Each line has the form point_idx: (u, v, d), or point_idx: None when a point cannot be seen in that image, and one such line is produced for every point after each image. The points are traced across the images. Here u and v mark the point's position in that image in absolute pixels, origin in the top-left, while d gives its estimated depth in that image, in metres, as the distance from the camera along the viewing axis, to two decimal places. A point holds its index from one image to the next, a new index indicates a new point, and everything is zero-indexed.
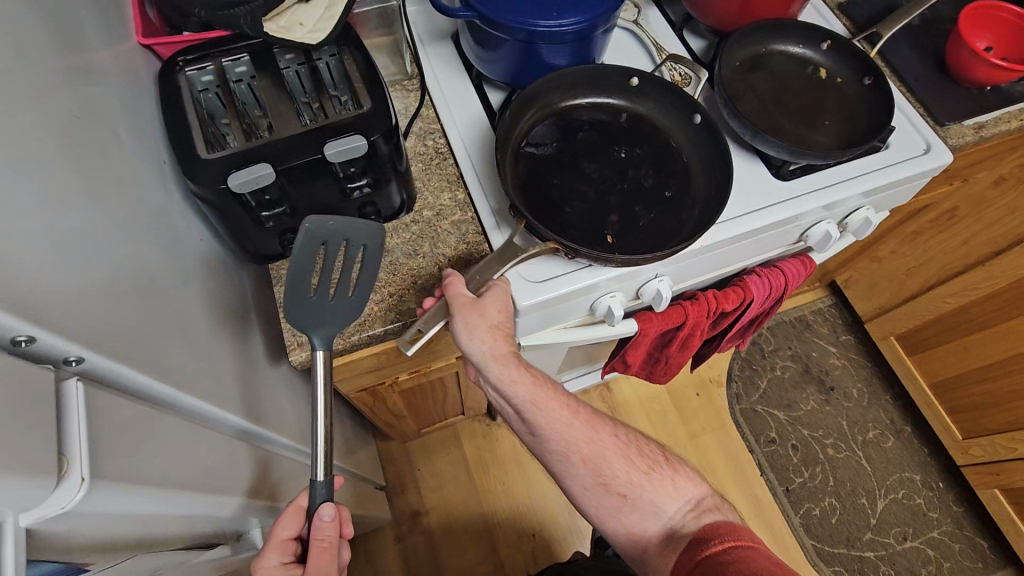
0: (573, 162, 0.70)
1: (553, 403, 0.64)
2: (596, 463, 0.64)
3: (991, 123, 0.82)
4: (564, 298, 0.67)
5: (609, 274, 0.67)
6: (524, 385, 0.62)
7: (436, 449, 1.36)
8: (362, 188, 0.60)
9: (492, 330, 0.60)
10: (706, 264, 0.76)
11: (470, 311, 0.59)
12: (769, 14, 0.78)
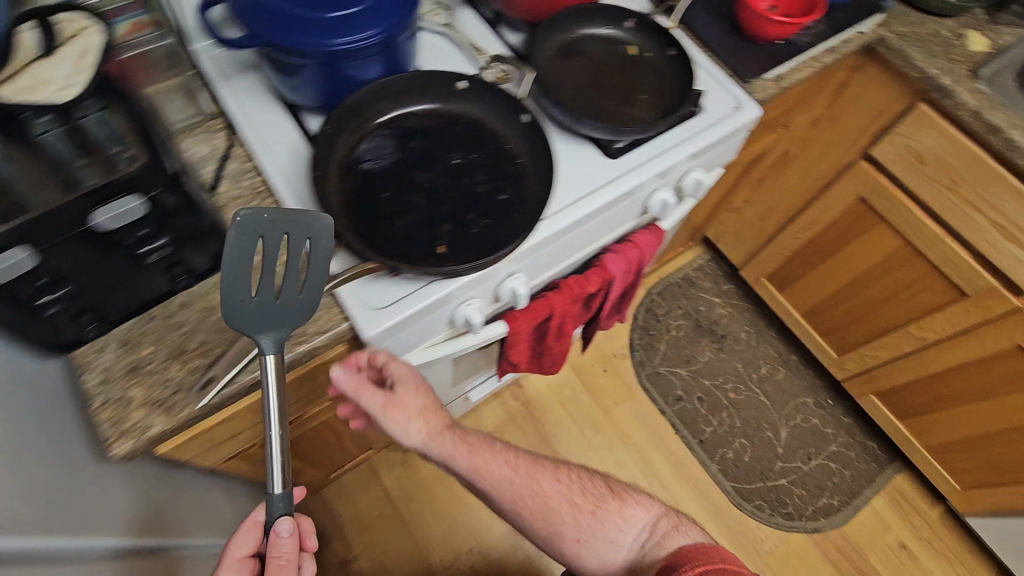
0: (401, 176, 0.68)
1: (497, 465, 0.68)
2: (545, 514, 0.67)
3: (787, 74, 0.89)
4: (415, 318, 0.64)
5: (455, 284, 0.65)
6: (461, 454, 0.68)
7: (356, 489, 1.31)
8: (161, 250, 0.55)
9: (417, 414, 0.67)
10: (558, 253, 0.77)
11: (392, 404, 0.65)
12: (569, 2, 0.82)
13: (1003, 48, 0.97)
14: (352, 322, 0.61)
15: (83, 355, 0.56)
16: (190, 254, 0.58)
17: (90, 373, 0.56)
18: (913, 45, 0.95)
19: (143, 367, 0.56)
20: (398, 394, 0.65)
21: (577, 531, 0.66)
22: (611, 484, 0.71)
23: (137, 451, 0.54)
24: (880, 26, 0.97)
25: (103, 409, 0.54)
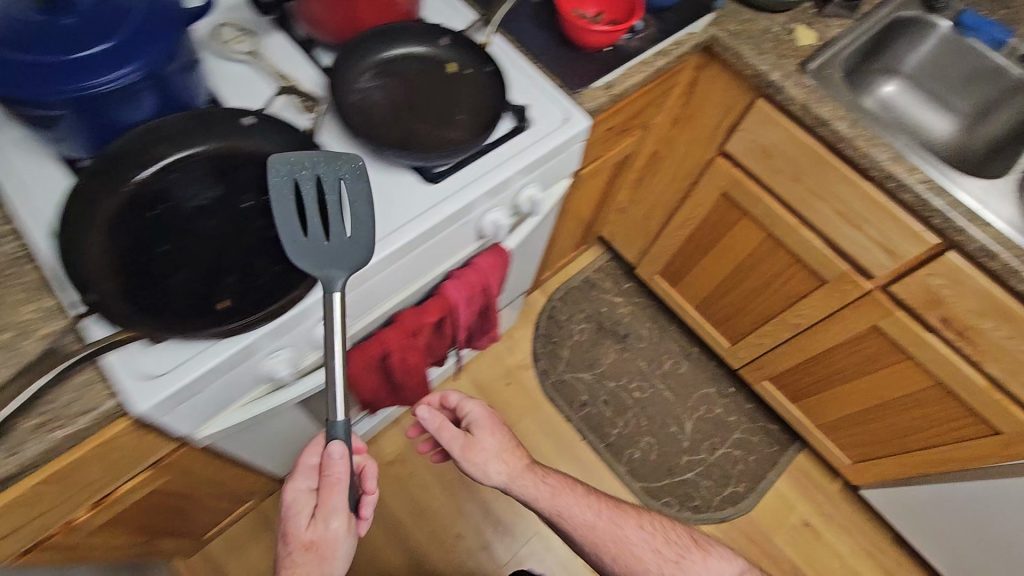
0: (181, 225, 0.62)
1: (564, 497, 0.83)
2: (596, 538, 0.81)
3: (617, 82, 0.87)
4: (201, 383, 0.59)
5: (243, 342, 0.60)
6: (535, 484, 0.82)
7: (248, 539, 1.24)
8: None
9: (512, 449, 0.84)
10: (381, 288, 0.73)
11: (469, 445, 0.82)
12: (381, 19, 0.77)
13: (828, 41, 0.99)
14: (119, 398, 0.56)
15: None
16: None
17: None
18: (744, 43, 0.96)
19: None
20: (474, 435, 0.82)
21: (623, 556, 0.80)
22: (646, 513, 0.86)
23: None
24: (713, 25, 0.97)
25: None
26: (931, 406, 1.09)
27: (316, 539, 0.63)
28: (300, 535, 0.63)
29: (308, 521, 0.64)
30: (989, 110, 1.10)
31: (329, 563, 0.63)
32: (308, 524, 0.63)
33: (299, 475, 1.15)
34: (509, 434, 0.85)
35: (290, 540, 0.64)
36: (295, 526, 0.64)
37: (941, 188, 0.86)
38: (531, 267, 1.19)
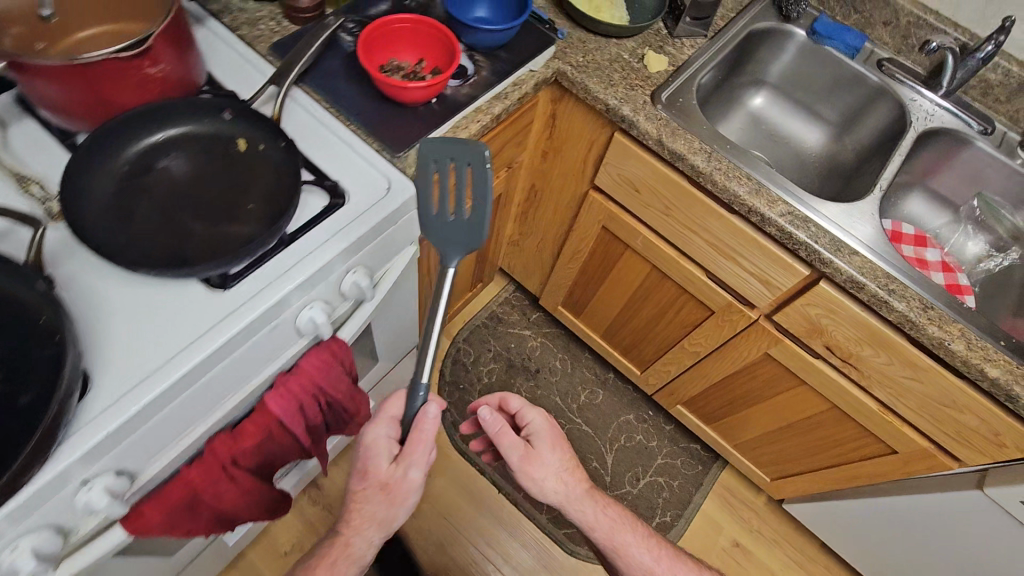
0: None
1: (591, 509, 0.82)
2: (618, 552, 0.84)
3: (447, 137, 0.78)
4: None
5: None
6: (574, 500, 0.81)
7: None
8: None
9: (557, 469, 0.80)
10: (170, 425, 0.61)
11: (530, 456, 0.79)
12: (139, 98, 0.65)
13: (680, 64, 0.93)
14: None
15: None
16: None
17: None
18: (591, 75, 0.89)
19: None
20: (535, 444, 0.80)
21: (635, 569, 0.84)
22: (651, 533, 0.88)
23: None
24: (556, 58, 0.90)
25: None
26: (832, 428, 1.05)
27: (385, 487, 0.71)
28: (374, 479, 0.71)
29: (386, 465, 0.70)
30: (855, 117, 1.06)
31: (382, 507, 0.71)
32: (388, 467, 0.70)
33: None
34: (567, 448, 0.83)
35: (365, 476, 0.71)
36: (373, 470, 0.70)
37: (803, 219, 0.81)
38: (414, 329, 1.09)
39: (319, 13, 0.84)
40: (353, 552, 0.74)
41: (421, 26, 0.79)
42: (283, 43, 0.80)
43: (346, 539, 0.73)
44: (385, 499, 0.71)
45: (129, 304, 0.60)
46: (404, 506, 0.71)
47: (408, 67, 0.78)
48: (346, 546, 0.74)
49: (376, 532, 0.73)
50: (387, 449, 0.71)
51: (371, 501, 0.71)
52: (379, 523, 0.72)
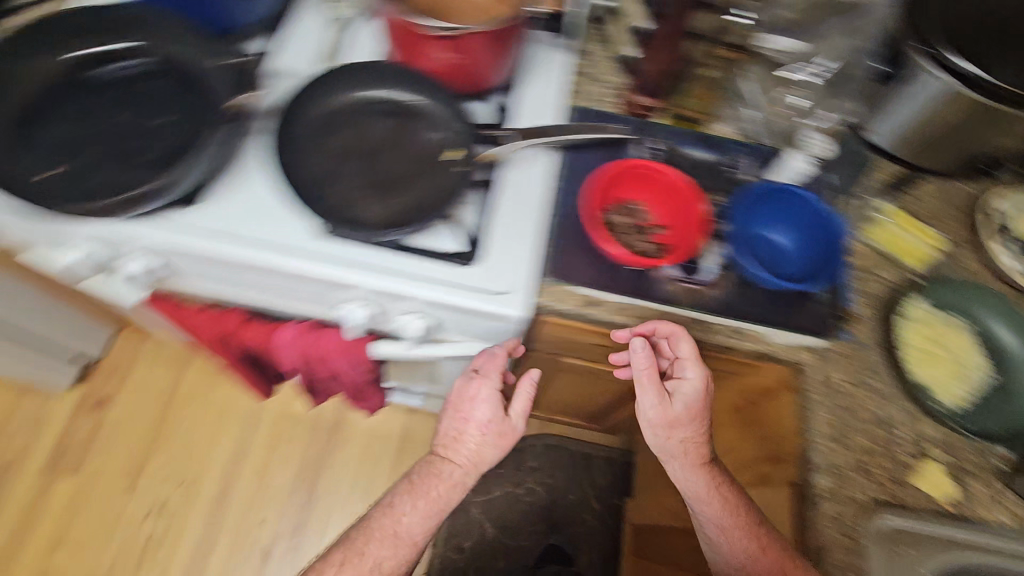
0: (103, 98, 0.66)
1: (741, 538, 0.62)
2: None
3: (608, 304, 0.65)
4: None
5: (43, 220, 0.63)
6: (699, 491, 0.65)
7: (164, 360, 1.42)
8: None
9: (700, 435, 0.66)
10: (210, 276, 0.70)
11: (663, 413, 0.65)
12: (435, 68, 0.70)
13: (962, 517, 0.60)
14: None
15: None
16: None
17: None
18: (829, 407, 0.63)
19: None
20: (674, 396, 0.65)
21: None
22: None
23: None
24: (815, 351, 0.65)
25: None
26: None
27: (499, 440, 0.71)
28: (472, 421, 0.70)
29: (474, 429, 0.70)
30: None
31: (485, 451, 0.70)
32: (492, 417, 0.70)
33: None
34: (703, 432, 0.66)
35: (454, 432, 0.71)
36: (464, 424, 0.71)
37: None
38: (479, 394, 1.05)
39: (648, 114, 0.76)
40: (441, 499, 0.70)
41: (676, 189, 0.66)
42: (585, 112, 0.77)
43: (436, 477, 0.70)
44: (488, 407, 0.70)
45: (260, 182, 0.67)
46: (496, 453, 0.71)
47: (639, 223, 0.67)
48: (427, 483, 0.71)
49: (456, 485, 0.71)
50: (483, 389, 0.69)
51: (455, 451, 0.71)
52: (467, 462, 0.70)
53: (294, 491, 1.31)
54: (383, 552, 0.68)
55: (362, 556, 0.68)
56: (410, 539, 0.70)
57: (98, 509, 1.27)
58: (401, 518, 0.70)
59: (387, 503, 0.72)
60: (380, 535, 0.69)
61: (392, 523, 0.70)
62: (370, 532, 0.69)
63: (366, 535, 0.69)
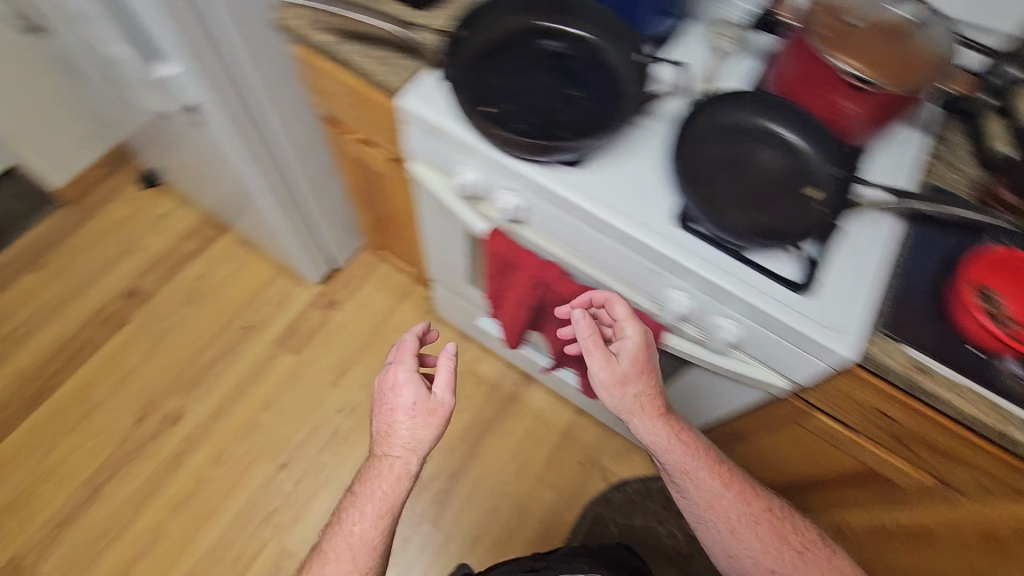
0: (537, 63, 0.80)
1: (708, 477, 0.86)
2: (742, 531, 0.86)
3: (935, 379, 0.67)
4: (435, 132, 0.81)
5: (471, 142, 0.79)
6: (667, 441, 0.84)
7: (388, 286, 1.61)
8: None
9: (651, 384, 0.81)
10: (562, 228, 0.81)
11: (613, 377, 0.80)
12: (822, 110, 0.75)
13: None
14: (411, 102, 0.81)
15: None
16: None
17: None
18: None
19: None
20: (619, 352, 0.81)
21: (780, 564, 0.85)
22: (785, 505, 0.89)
23: (280, 21, 0.86)
24: None
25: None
26: None
27: (425, 419, 0.80)
28: (409, 409, 0.80)
29: (402, 418, 0.81)
30: None
31: (417, 433, 0.80)
32: (413, 409, 0.80)
33: (438, 292, 1.41)
34: (657, 385, 0.82)
35: (388, 425, 0.81)
36: (394, 416, 0.81)
37: None
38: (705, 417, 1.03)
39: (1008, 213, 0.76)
40: (390, 489, 0.80)
41: None
42: (937, 191, 0.79)
43: (379, 475, 0.81)
44: (391, 408, 0.81)
45: (640, 164, 0.77)
46: (428, 434, 0.80)
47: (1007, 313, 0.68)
48: (373, 484, 0.81)
49: (398, 477, 0.80)
50: (399, 377, 0.82)
51: (393, 445, 0.81)
52: (405, 450, 0.80)
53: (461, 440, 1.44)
54: (351, 555, 0.80)
55: (339, 553, 0.81)
56: (373, 532, 0.81)
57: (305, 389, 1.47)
58: (354, 529, 0.82)
59: (342, 518, 0.83)
60: (344, 546, 0.81)
61: (338, 549, 0.81)
62: (340, 541, 0.82)
63: (336, 543, 0.82)
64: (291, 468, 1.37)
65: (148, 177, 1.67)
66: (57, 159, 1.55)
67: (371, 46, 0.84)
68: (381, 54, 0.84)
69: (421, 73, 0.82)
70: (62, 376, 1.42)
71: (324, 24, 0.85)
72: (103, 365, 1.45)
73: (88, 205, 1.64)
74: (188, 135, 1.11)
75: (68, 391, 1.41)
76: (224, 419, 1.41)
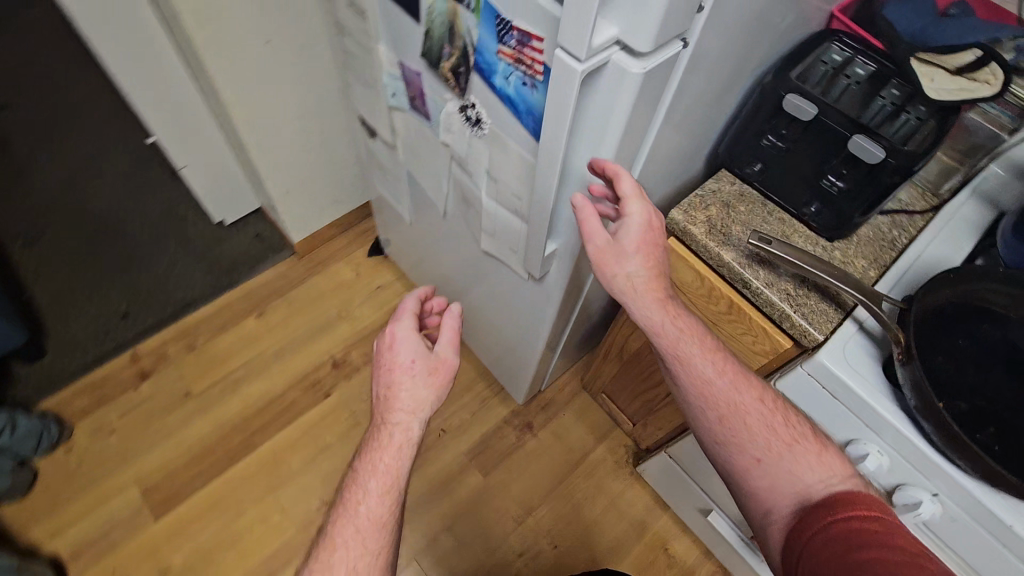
0: (991, 352, 0.68)
1: (699, 364, 0.74)
2: (733, 422, 0.72)
3: None
4: (844, 397, 0.71)
5: (895, 429, 0.67)
6: (663, 324, 0.73)
7: (587, 420, 1.52)
8: (832, 184, 0.73)
9: (643, 247, 0.72)
10: (985, 558, 0.67)
11: (605, 248, 0.72)
12: None
13: None
14: (828, 356, 0.71)
15: (720, 177, 0.82)
16: (766, 173, 0.78)
17: (719, 183, 0.82)
18: None
19: (727, 208, 0.80)
20: (620, 236, 0.72)
21: (767, 453, 0.71)
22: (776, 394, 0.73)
23: (675, 223, 0.80)
24: None
25: (695, 195, 0.81)
26: None
27: (430, 367, 0.75)
28: (416, 367, 0.75)
29: (406, 357, 0.75)
30: None
31: (421, 393, 0.74)
32: (410, 356, 0.75)
33: (662, 465, 1.29)
34: (656, 257, 0.74)
35: (391, 393, 0.74)
36: (395, 376, 0.74)
37: None
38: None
39: None
40: (395, 443, 0.71)
41: None
42: None
43: (382, 446, 0.71)
44: (389, 366, 0.75)
45: None
46: (430, 392, 0.74)
47: None
48: (376, 451, 0.71)
49: (405, 441, 0.71)
50: (400, 328, 0.78)
51: (393, 409, 0.73)
52: (409, 411, 0.72)
53: None
54: (359, 541, 0.66)
55: (347, 533, 0.66)
56: (381, 498, 0.68)
57: (490, 518, 1.40)
58: (362, 498, 0.68)
59: (343, 500, 0.69)
60: (350, 529, 0.67)
61: (346, 541, 0.66)
62: (344, 517, 0.68)
63: (339, 530, 0.67)
64: None
65: (375, 247, 1.67)
66: (306, 216, 1.56)
67: (780, 279, 0.75)
68: (799, 289, 0.74)
69: (837, 324, 0.73)
70: (263, 437, 1.41)
71: (727, 240, 0.77)
72: (301, 436, 1.42)
73: (315, 260, 1.66)
74: (491, 272, 1.07)
75: (263, 455, 1.39)
76: (404, 531, 1.37)
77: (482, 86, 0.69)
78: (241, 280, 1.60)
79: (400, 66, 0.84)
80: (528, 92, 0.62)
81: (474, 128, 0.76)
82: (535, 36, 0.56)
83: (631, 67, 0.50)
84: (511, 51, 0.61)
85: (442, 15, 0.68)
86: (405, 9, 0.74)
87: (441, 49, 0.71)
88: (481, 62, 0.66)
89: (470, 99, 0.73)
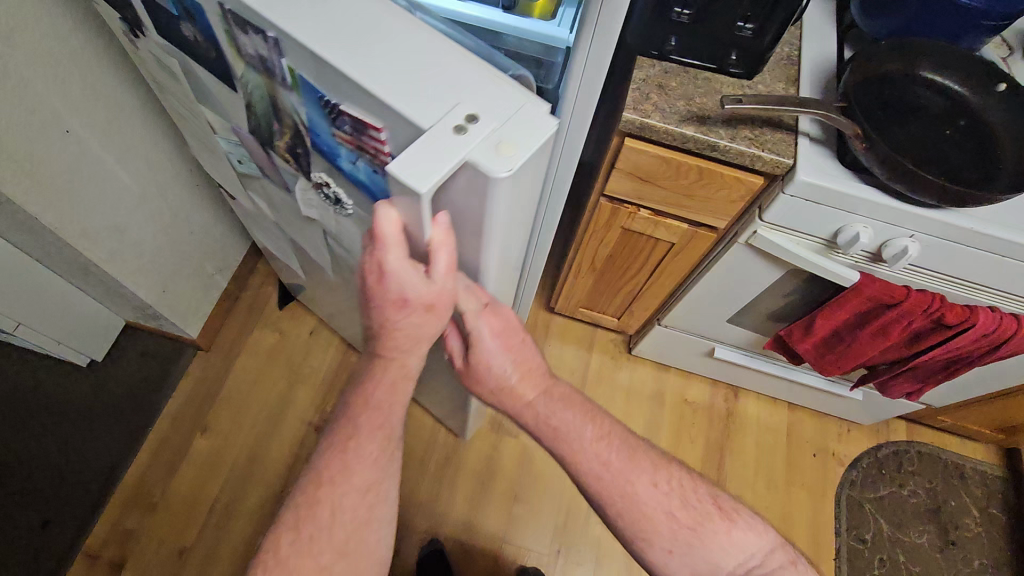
0: (901, 109, 0.84)
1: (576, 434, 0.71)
2: (633, 508, 0.69)
3: None
4: (828, 198, 0.81)
5: (874, 203, 0.80)
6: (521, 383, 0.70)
7: (570, 339, 1.58)
8: (745, 30, 0.80)
9: (508, 348, 0.69)
10: (957, 263, 0.85)
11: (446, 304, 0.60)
12: None
13: None
14: (804, 170, 0.80)
15: (642, 64, 0.85)
16: (682, 44, 0.83)
17: (642, 70, 0.85)
18: None
19: (663, 89, 0.84)
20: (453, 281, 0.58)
21: (677, 542, 0.68)
22: (682, 477, 0.71)
23: (631, 122, 0.82)
24: None
25: (632, 91, 0.83)
26: None
27: (430, 312, 0.58)
28: (412, 301, 0.56)
29: (406, 296, 0.56)
30: None
31: (420, 328, 0.60)
32: (409, 285, 0.55)
33: (660, 336, 1.41)
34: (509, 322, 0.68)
35: (389, 330, 0.60)
36: (386, 312, 0.58)
37: None
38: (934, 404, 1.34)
39: None
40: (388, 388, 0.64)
41: None
42: None
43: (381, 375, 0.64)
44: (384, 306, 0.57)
45: None
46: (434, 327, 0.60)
47: None
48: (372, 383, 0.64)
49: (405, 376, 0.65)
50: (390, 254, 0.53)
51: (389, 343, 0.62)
52: (409, 347, 0.62)
53: (709, 467, 1.48)
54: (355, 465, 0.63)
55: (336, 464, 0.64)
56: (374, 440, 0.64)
57: (544, 470, 1.43)
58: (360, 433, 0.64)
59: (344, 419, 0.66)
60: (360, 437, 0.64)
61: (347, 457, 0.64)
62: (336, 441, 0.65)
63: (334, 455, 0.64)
64: (566, 557, 1.36)
65: (283, 295, 1.48)
66: (192, 305, 1.31)
67: (736, 131, 0.82)
68: (752, 131, 0.82)
69: (794, 143, 0.82)
70: None
71: (679, 118, 0.82)
72: None
73: (227, 344, 1.43)
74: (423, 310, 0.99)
75: None
76: (478, 529, 1.37)
77: (329, 167, 0.60)
78: (159, 410, 1.35)
79: (235, 133, 0.73)
80: (381, 179, 0.54)
81: (335, 207, 0.67)
82: (373, 126, 0.48)
83: (494, 170, 0.45)
84: (348, 137, 0.52)
85: (258, 88, 0.58)
86: (216, 76, 0.63)
87: (273, 127, 0.62)
88: (319, 143, 0.57)
89: (320, 178, 0.63)
